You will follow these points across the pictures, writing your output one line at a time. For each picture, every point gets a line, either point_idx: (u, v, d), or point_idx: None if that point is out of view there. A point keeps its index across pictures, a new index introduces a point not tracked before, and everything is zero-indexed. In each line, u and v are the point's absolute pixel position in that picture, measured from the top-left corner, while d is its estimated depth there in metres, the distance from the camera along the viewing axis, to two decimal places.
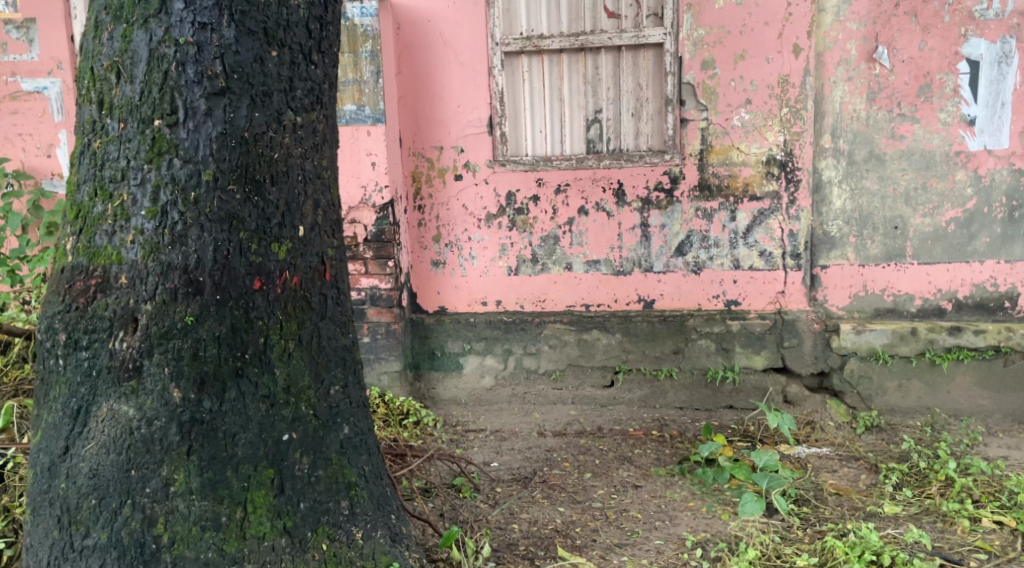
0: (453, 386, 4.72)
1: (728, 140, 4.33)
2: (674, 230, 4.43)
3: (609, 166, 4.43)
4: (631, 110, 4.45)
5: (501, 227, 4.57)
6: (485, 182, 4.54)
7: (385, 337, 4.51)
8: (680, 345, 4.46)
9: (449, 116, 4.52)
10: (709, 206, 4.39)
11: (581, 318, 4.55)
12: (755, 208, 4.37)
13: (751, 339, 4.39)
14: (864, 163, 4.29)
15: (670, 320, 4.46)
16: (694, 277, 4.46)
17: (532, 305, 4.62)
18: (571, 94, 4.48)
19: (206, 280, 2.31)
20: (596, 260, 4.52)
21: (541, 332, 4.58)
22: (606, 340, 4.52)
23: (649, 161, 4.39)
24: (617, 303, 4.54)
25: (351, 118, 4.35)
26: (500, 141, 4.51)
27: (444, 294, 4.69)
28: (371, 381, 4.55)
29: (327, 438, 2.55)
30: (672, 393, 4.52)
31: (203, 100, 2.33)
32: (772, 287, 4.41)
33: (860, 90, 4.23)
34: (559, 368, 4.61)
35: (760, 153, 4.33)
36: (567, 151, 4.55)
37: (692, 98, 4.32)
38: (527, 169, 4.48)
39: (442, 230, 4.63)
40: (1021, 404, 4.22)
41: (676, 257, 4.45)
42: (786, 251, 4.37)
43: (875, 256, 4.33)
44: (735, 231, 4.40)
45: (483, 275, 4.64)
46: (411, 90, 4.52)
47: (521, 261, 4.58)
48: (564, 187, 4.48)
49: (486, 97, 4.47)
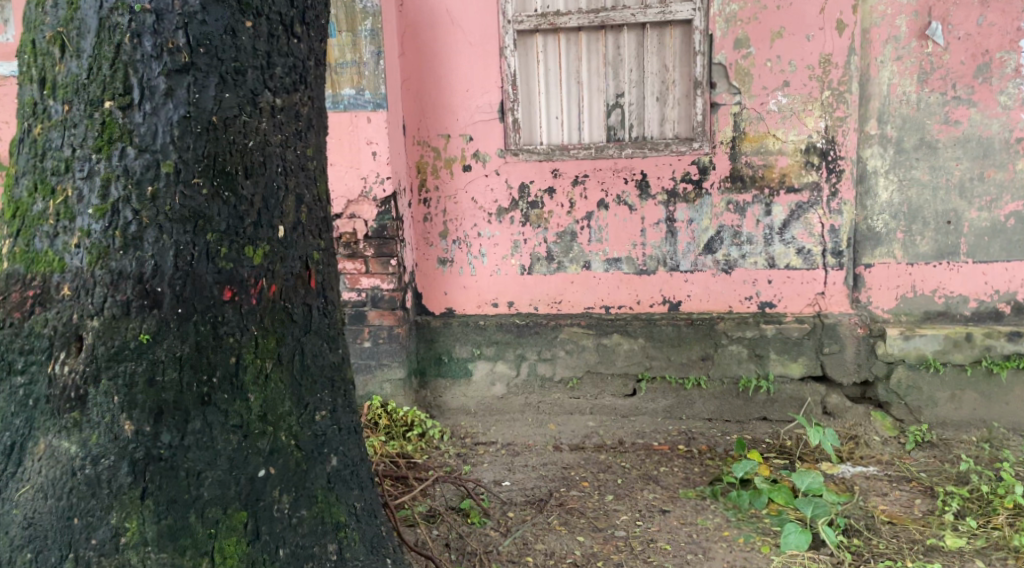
0: (462, 395, 4.36)
1: (763, 126, 3.94)
2: (703, 225, 4.06)
3: (632, 156, 4.05)
4: (656, 94, 4.06)
5: (513, 222, 4.20)
6: (496, 173, 4.17)
7: (388, 341, 4.15)
8: (709, 351, 4.09)
9: (457, 101, 4.15)
10: (742, 199, 4.01)
11: (600, 321, 4.19)
12: (793, 201, 3.98)
13: (787, 345, 4.02)
14: (914, 152, 3.90)
15: (698, 323, 4.08)
16: (724, 277, 4.08)
17: (547, 306, 4.26)
18: (591, 77, 4.09)
19: (165, 290, 1.96)
20: (616, 258, 4.15)
21: (557, 336, 4.22)
22: (628, 345, 4.16)
23: (676, 149, 4.02)
24: (640, 305, 4.17)
25: (350, 103, 3.97)
26: (513, 128, 4.14)
27: (451, 295, 4.33)
28: (372, 390, 4.18)
29: (311, 472, 2.20)
30: (701, 403, 4.14)
31: (162, 78, 1.97)
32: (811, 288, 4.02)
33: (910, 70, 3.83)
34: (576, 376, 4.24)
35: (798, 141, 3.93)
36: (586, 139, 4.16)
37: (724, 80, 3.93)
38: (542, 159, 4.12)
39: (449, 226, 4.26)
40: None
41: (705, 255, 4.07)
42: (826, 248, 3.99)
43: (925, 253, 3.94)
44: (770, 226, 4.01)
45: (495, 275, 4.27)
46: (415, 73, 4.15)
47: (536, 259, 4.21)
48: (582, 178, 4.10)
49: (497, 81, 4.10)
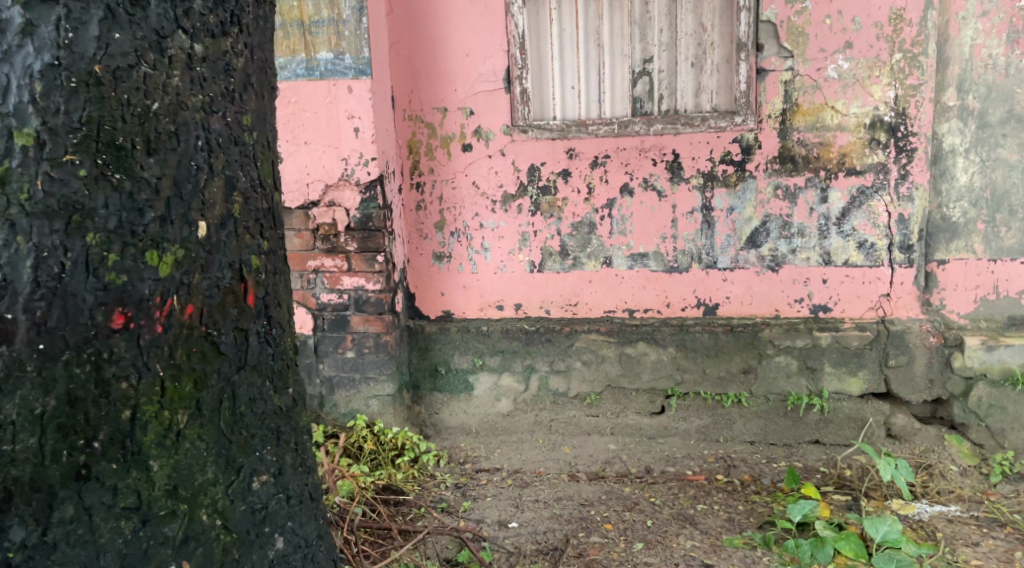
0: (461, 412, 3.74)
1: (820, 97, 3.31)
2: (746, 215, 3.44)
3: (662, 132, 3.43)
4: (691, 59, 3.42)
5: (521, 210, 3.58)
6: (501, 154, 3.55)
7: (374, 352, 3.53)
8: (751, 363, 3.48)
9: (455, 68, 3.52)
10: (793, 183, 3.39)
11: (622, 327, 3.57)
12: (854, 186, 3.36)
13: (845, 357, 3.41)
14: (1001, 126, 3.26)
15: (739, 331, 3.47)
16: (770, 276, 3.46)
17: (560, 309, 3.64)
18: (613, 38, 3.45)
19: (19, 318, 1.34)
20: (642, 253, 3.53)
21: (572, 345, 3.62)
22: (656, 355, 3.56)
23: (714, 125, 3.39)
24: (669, 308, 3.56)
25: (327, 68, 3.34)
26: (521, 100, 3.50)
27: (449, 296, 3.71)
28: (356, 408, 3.57)
29: (246, 561, 1.63)
30: (741, 424, 3.53)
31: (19, 8, 1.35)
32: (873, 290, 3.41)
33: (999, 28, 3.19)
34: (595, 391, 3.64)
35: (862, 114, 3.31)
36: (607, 113, 3.53)
37: (773, 41, 3.30)
38: (555, 136, 3.50)
39: (447, 215, 3.64)
40: None
41: (747, 250, 3.46)
42: (893, 242, 3.36)
43: (1011, 248, 3.30)
44: (826, 215, 3.39)
45: (500, 273, 3.65)
46: (407, 35, 3.52)
47: (547, 255, 3.60)
48: (602, 159, 3.48)
49: (502, 44, 3.47)
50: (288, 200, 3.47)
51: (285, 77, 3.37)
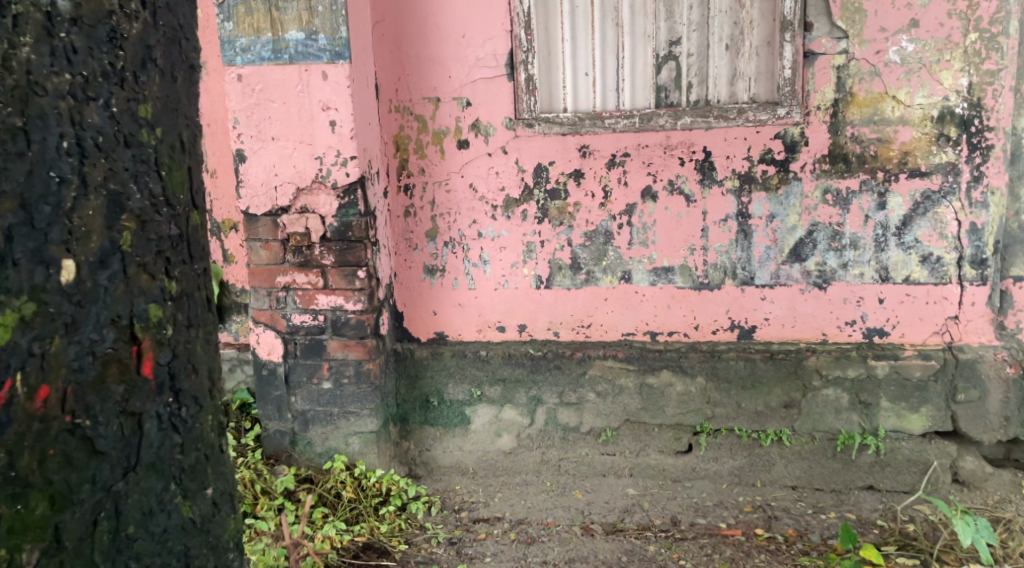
0: (456, 449, 3.24)
1: (878, 85, 2.81)
2: (789, 224, 2.94)
3: (691, 126, 2.93)
4: (725, 40, 2.92)
5: (525, 217, 3.08)
6: (502, 151, 3.05)
7: (354, 383, 3.03)
8: (794, 396, 3.00)
9: (450, 51, 3.01)
10: (845, 186, 2.89)
11: (643, 353, 3.08)
12: (917, 190, 2.86)
13: (905, 390, 2.92)
14: None
15: (780, 358, 2.99)
16: (817, 294, 2.97)
17: (571, 332, 3.14)
18: (634, 16, 2.94)
19: None
20: (667, 267, 3.03)
21: (584, 373, 3.12)
22: (683, 386, 3.07)
23: (753, 117, 2.89)
24: (699, 331, 3.06)
25: (298, 50, 2.82)
26: (527, 88, 3.00)
27: (442, 315, 3.21)
28: (333, 447, 3.08)
29: None
30: (781, 466, 3.05)
31: None
32: (939, 311, 2.90)
33: None
34: (611, 427, 3.15)
35: (928, 105, 2.81)
36: (626, 105, 3.02)
37: (824, 19, 2.80)
38: (566, 131, 2.99)
39: (439, 222, 3.14)
40: None
41: (790, 264, 2.97)
42: (963, 256, 2.86)
43: None
44: (884, 224, 2.90)
45: (501, 289, 3.15)
46: (393, 12, 3.01)
47: (556, 268, 3.10)
48: (620, 158, 2.98)
49: (504, 23, 2.96)
50: (253, 206, 2.96)
51: (248, 61, 2.85)
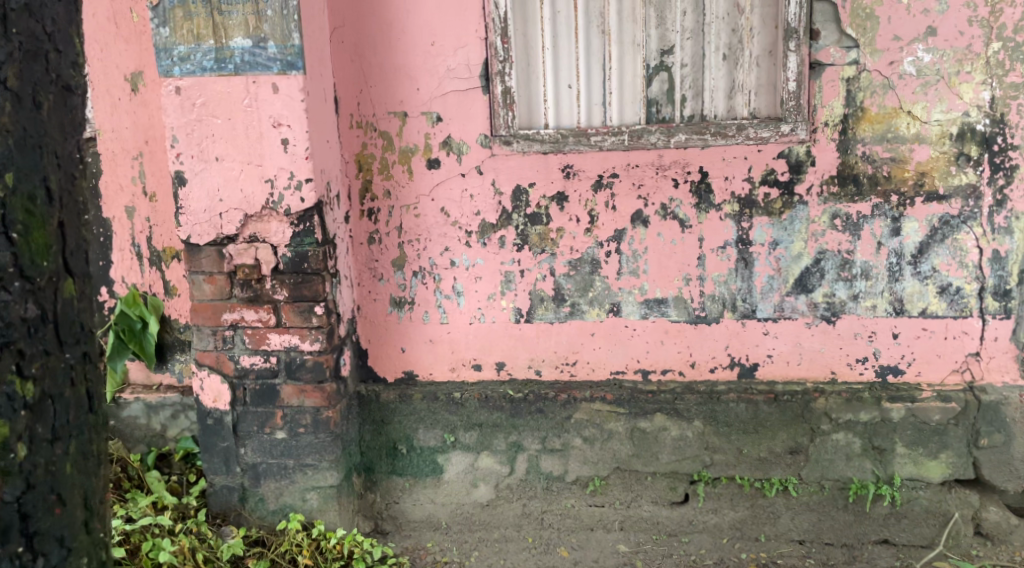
0: (428, 501, 2.92)
1: (892, 100, 2.55)
2: (795, 251, 2.66)
3: (687, 144, 2.63)
4: (723, 50, 2.63)
5: (503, 244, 2.77)
6: (477, 171, 2.74)
7: (312, 432, 2.70)
8: (801, 441, 2.72)
9: (418, 60, 2.70)
10: (855, 211, 2.62)
11: (635, 395, 2.77)
12: (934, 215, 2.59)
13: (923, 435, 2.66)
14: None
15: (785, 401, 2.70)
16: (825, 329, 2.69)
17: (554, 371, 2.84)
18: (622, 23, 2.65)
19: None
20: (660, 300, 2.74)
21: (569, 417, 2.81)
22: (678, 431, 2.78)
23: (754, 135, 2.60)
24: (695, 370, 2.76)
25: (245, 60, 2.49)
26: (504, 102, 2.69)
27: (412, 353, 2.89)
28: (289, 504, 2.75)
29: None
30: (787, 519, 2.77)
31: None
32: (958, 347, 2.64)
33: None
34: (600, 476, 2.84)
35: (947, 122, 2.54)
36: (614, 120, 2.72)
37: (833, 26, 2.53)
38: (548, 150, 2.69)
39: (407, 250, 2.82)
40: None
41: (795, 295, 2.68)
42: (984, 287, 2.60)
43: None
44: (898, 252, 2.62)
45: (477, 324, 2.83)
46: (354, 17, 2.69)
47: (538, 301, 2.80)
48: (608, 179, 2.68)
49: (478, 29, 2.65)
50: (195, 235, 2.62)
51: (188, 72, 2.52)
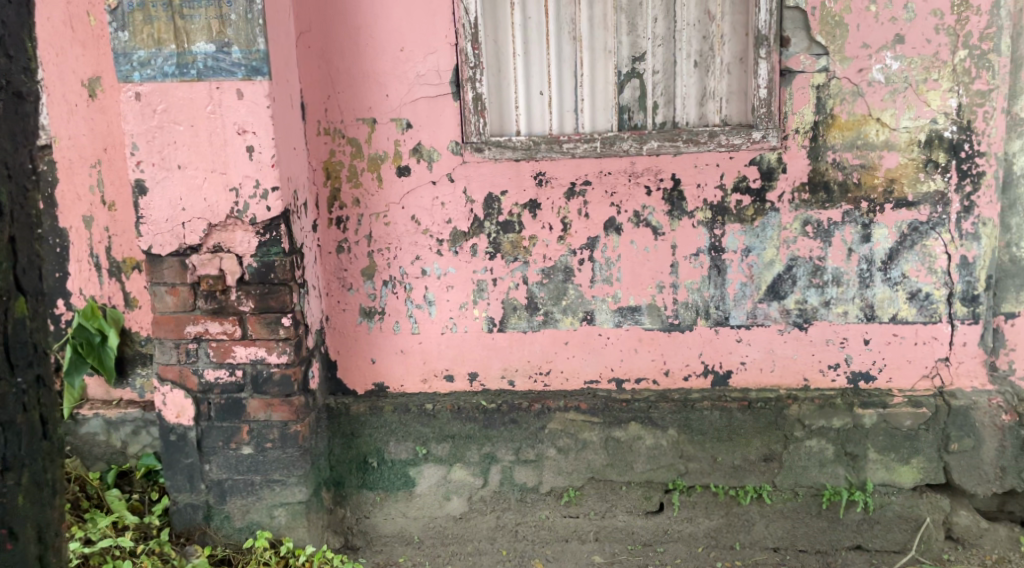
0: (399, 516, 2.87)
1: (862, 107, 2.56)
2: (767, 258, 2.66)
3: (659, 151, 2.62)
4: (694, 57, 2.62)
5: (475, 253, 2.73)
6: (448, 179, 2.70)
7: (279, 447, 2.63)
8: (774, 448, 2.72)
9: (387, 66, 2.65)
10: (826, 218, 2.62)
11: (609, 404, 2.75)
12: (904, 221, 2.61)
13: (894, 440, 2.67)
14: None
15: (759, 408, 2.70)
16: (797, 336, 2.69)
17: (527, 380, 2.80)
18: (593, 29, 2.63)
19: None
20: (634, 307, 2.72)
21: (543, 428, 2.78)
22: (653, 440, 2.75)
23: (725, 142, 2.60)
24: (669, 377, 2.75)
25: (208, 65, 2.42)
26: (474, 108, 2.66)
27: (382, 364, 2.83)
28: (256, 521, 2.68)
29: None
30: (762, 526, 2.76)
31: None
32: (927, 352, 2.66)
33: None
34: (574, 487, 2.81)
35: (915, 129, 2.56)
36: (586, 127, 2.70)
37: (802, 33, 2.53)
38: (519, 157, 2.66)
39: (377, 259, 2.77)
40: None
41: (768, 302, 2.68)
42: (953, 292, 2.62)
43: None
44: (869, 258, 2.63)
45: (448, 334, 2.79)
46: (320, 22, 2.64)
47: (511, 310, 2.76)
48: (581, 187, 2.66)
49: (448, 35, 2.62)
50: (157, 245, 2.54)
51: (148, 77, 2.44)
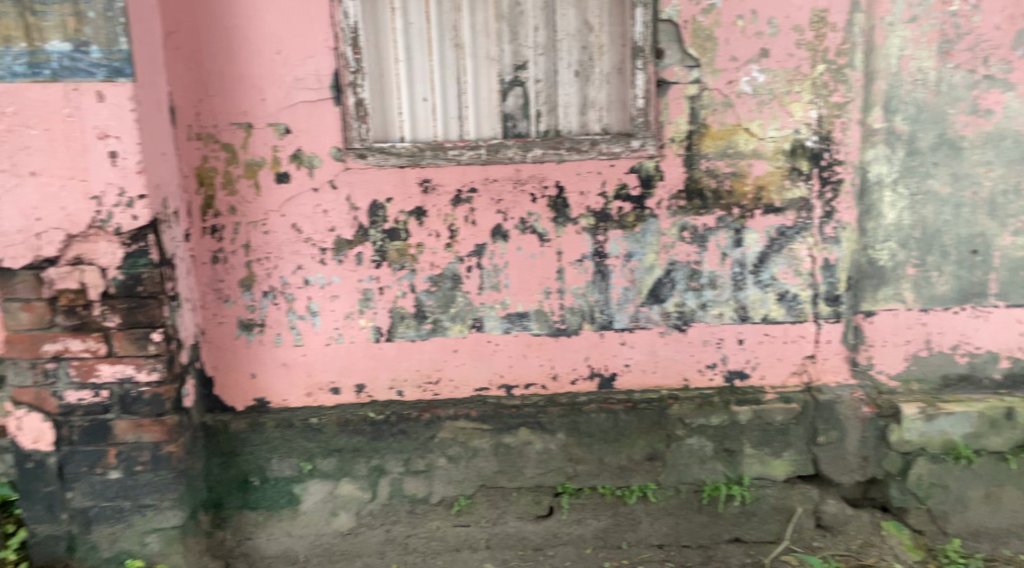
0: (284, 535, 2.78)
1: (732, 117, 2.68)
2: (648, 263, 2.74)
3: (543, 159, 2.65)
4: (574, 66, 2.68)
5: (360, 261, 2.68)
6: (331, 186, 2.63)
7: (152, 470, 2.49)
8: (658, 448, 2.80)
9: (263, 69, 2.56)
10: (702, 223, 2.72)
11: (498, 410, 2.76)
12: (772, 226, 2.74)
13: (768, 435, 2.80)
14: (931, 154, 2.70)
15: (643, 409, 2.78)
16: (677, 337, 2.78)
17: (416, 390, 2.76)
18: (475, 37, 2.63)
19: None
20: (521, 313, 2.74)
21: (433, 437, 2.76)
22: (542, 445, 2.78)
23: (606, 150, 2.66)
24: (556, 382, 2.78)
25: (63, 65, 2.26)
26: (356, 114, 2.61)
27: (263, 378, 2.72)
28: (126, 550, 2.53)
29: None
30: (647, 524, 2.84)
31: None
32: (796, 350, 2.80)
33: (929, 37, 2.64)
34: (464, 495, 2.80)
35: (780, 138, 2.69)
36: (470, 134, 2.70)
37: (676, 45, 2.62)
38: (404, 163, 2.63)
39: (256, 269, 2.66)
40: None
41: (650, 305, 2.76)
42: (818, 293, 2.77)
43: (943, 296, 2.76)
44: (741, 262, 2.76)
45: (333, 345, 2.72)
46: (191, 22, 2.52)
47: (398, 319, 2.72)
48: (467, 194, 2.65)
49: (327, 38, 2.56)
50: (8, 258, 2.35)
51: None
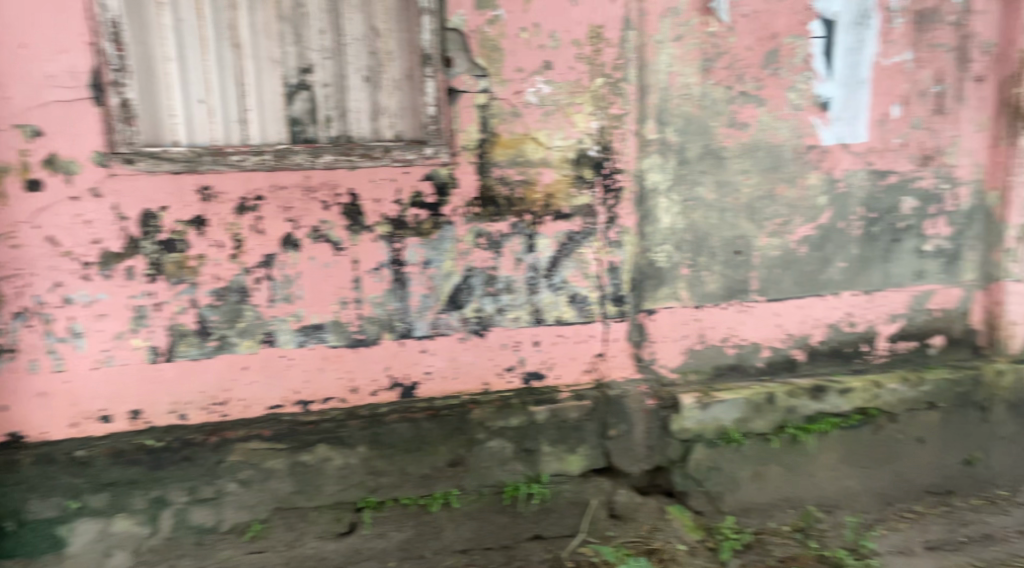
0: None
1: (520, 126, 2.75)
2: (445, 270, 2.74)
3: (334, 165, 2.57)
4: (363, 72, 2.62)
5: (133, 276, 2.46)
6: (94, 194, 2.40)
7: None
8: (459, 453, 2.81)
9: (4, 65, 2.31)
10: (495, 230, 2.77)
11: (294, 427, 2.64)
12: (562, 231, 2.85)
13: (563, 432, 2.90)
14: (698, 163, 2.92)
15: (444, 415, 2.78)
16: (475, 342, 2.80)
17: (202, 412, 2.58)
18: (256, 37, 2.50)
19: None
20: (317, 325, 2.63)
21: (222, 461, 2.60)
22: (341, 460, 2.70)
23: (399, 157, 2.63)
24: (356, 395, 2.70)
25: None
26: (121, 116, 2.41)
27: (17, 410, 2.45)
28: None
29: None
30: (450, 531, 2.83)
31: None
32: (586, 350, 2.93)
33: (692, 55, 2.84)
34: (258, 520, 2.66)
35: (565, 148, 2.81)
36: (255, 139, 2.56)
37: (463, 54, 2.66)
38: (180, 169, 2.45)
39: (5, 288, 2.39)
40: (896, 481, 3.14)
41: (448, 312, 2.76)
42: (604, 294, 2.91)
43: (713, 293, 3.00)
44: (534, 267, 2.84)
45: (102, 368, 2.48)
46: None
47: (179, 336, 2.52)
48: (253, 202, 2.52)
49: (81, 33, 2.34)
50: None
51: None
